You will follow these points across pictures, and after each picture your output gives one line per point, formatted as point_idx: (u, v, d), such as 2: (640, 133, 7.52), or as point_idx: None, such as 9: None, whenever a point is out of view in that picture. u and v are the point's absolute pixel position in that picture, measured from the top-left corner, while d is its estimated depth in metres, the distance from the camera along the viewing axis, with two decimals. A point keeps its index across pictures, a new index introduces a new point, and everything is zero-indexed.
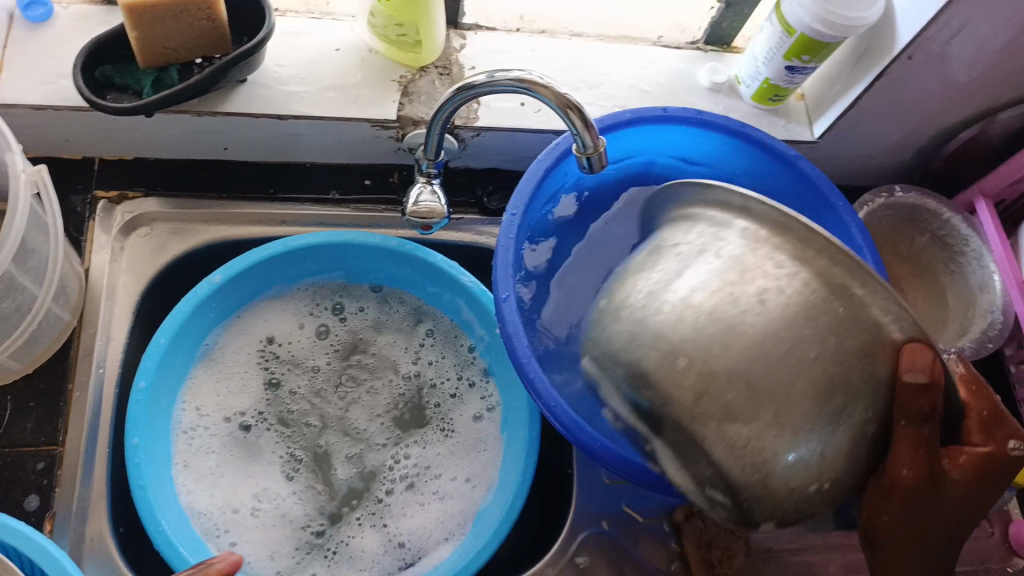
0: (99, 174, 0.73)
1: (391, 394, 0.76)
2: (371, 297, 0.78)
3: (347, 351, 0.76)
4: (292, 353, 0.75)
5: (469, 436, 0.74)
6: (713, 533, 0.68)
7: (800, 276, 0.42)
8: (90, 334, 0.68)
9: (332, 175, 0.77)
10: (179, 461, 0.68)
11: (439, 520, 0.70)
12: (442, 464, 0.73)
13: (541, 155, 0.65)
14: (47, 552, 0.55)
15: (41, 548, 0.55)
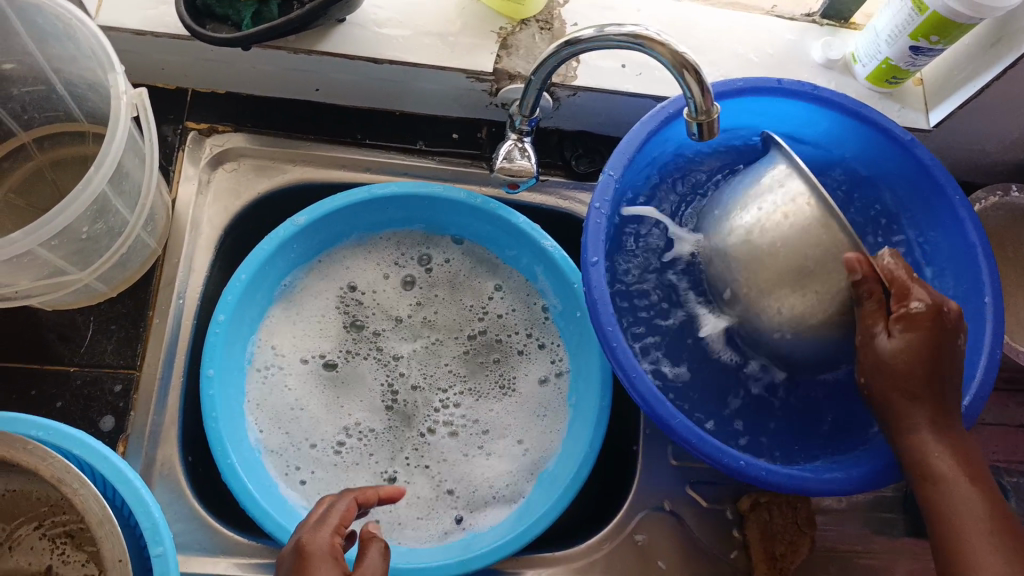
0: (191, 105, 0.73)
1: (465, 346, 0.75)
2: (453, 252, 0.77)
3: (426, 304, 0.75)
4: (373, 300, 0.75)
5: (532, 398, 0.73)
6: (779, 526, 0.66)
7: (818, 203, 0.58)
8: (173, 264, 0.69)
9: (420, 125, 0.76)
10: (250, 397, 0.68)
11: (500, 479, 0.69)
12: (508, 424, 0.72)
13: (645, 117, 0.62)
14: (120, 472, 0.53)
15: (116, 467, 0.54)
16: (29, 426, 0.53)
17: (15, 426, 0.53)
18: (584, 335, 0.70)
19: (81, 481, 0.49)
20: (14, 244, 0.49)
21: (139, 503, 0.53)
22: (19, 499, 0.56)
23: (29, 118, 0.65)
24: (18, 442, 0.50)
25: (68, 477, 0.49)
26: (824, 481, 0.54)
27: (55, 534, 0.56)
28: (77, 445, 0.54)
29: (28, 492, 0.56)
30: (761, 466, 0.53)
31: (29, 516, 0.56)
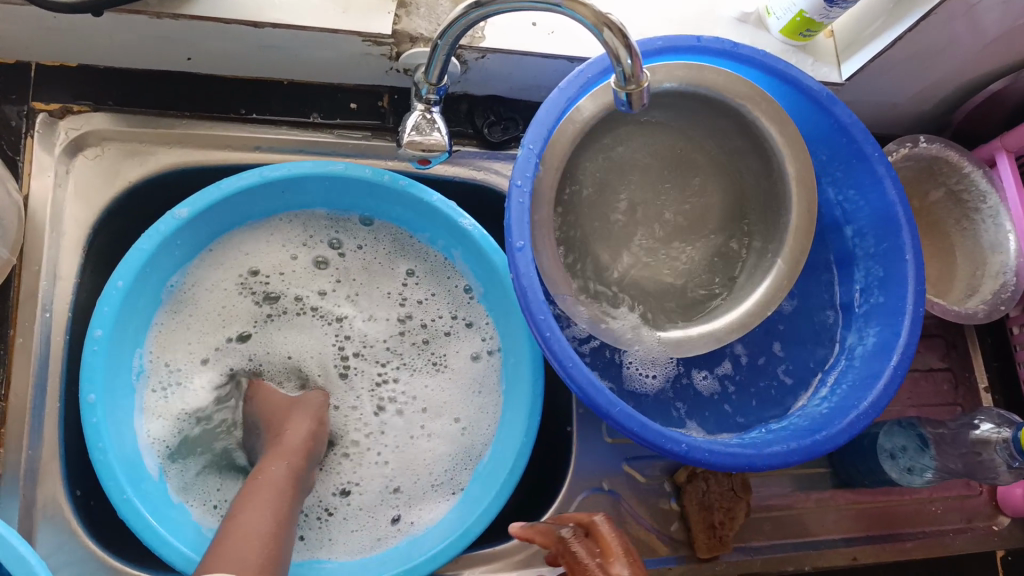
0: (36, 82, 0.62)
1: (386, 328, 0.70)
2: (364, 232, 0.70)
3: (344, 285, 0.69)
4: (285, 283, 0.68)
5: (465, 374, 0.69)
6: (715, 494, 0.65)
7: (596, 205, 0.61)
8: (33, 273, 0.59)
9: (314, 95, 0.68)
10: (151, 413, 0.62)
11: (439, 469, 0.67)
12: (439, 406, 0.69)
13: (563, 84, 0.58)
14: None
15: None
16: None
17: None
18: (508, 318, 0.66)
19: None
20: None
21: (18, 558, 0.48)
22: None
23: None
24: None
25: None
26: (764, 457, 0.55)
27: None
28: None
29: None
30: (703, 448, 0.53)
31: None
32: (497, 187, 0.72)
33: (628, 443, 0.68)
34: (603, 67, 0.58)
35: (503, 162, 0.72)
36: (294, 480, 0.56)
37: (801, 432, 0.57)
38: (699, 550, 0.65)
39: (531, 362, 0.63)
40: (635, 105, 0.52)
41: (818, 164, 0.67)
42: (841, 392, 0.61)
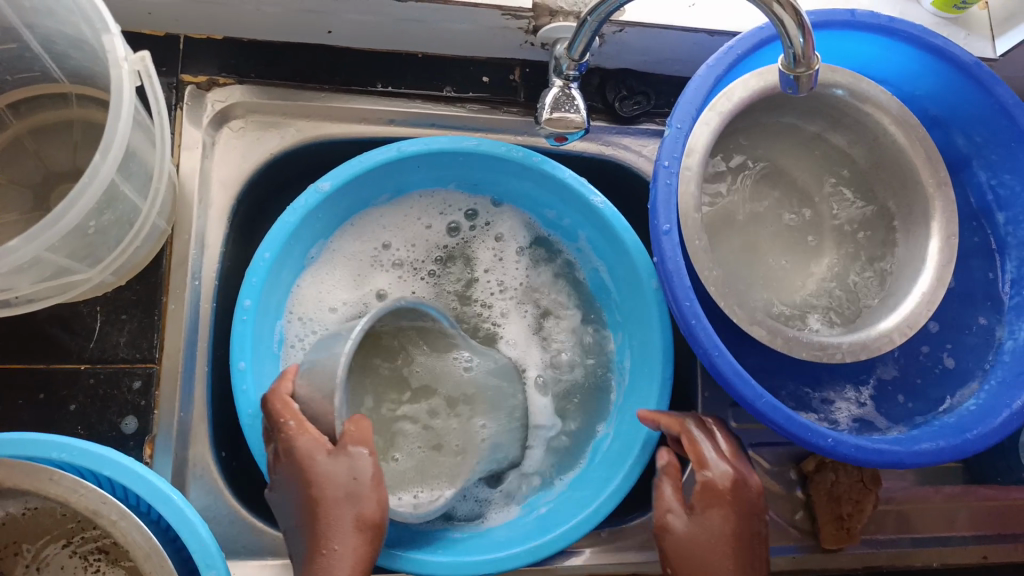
0: (185, 55, 0.63)
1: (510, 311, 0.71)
2: (492, 213, 0.71)
3: (464, 265, 0.71)
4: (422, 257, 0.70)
5: (584, 363, 0.70)
6: (844, 486, 0.64)
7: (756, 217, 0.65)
8: (184, 241, 0.61)
9: (446, 68, 0.67)
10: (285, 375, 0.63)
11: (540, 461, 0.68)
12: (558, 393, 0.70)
13: (712, 60, 0.56)
14: (160, 491, 0.50)
15: (155, 487, 0.50)
16: (50, 448, 0.49)
17: (40, 449, 0.49)
18: (637, 303, 0.65)
19: (121, 511, 0.47)
20: (17, 251, 0.43)
21: (186, 524, 0.50)
22: (38, 518, 0.54)
23: (0, 81, 0.56)
24: (44, 473, 0.47)
25: (106, 508, 0.47)
26: (913, 454, 0.53)
27: (87, 551, 0.55)
28: (101, 463, 0.50)
29: (50, 509, 0.54)
30: (850, 444, 0.52)
31: (54, 535, 0.55)
32: (630, 164, 0.70)
33: (754, 428, 0.67)
34: (754, 43, 0.56)
35: (633, 138, 0.70)
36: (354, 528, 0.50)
37: (950, 429, 0.56)
38: (825, 540, 0.65)
39: (662, 346, 0.62)
40: (801, 89, 0.51)
41: (970, 147, 0.63)
42: (989, 390, 0.58)
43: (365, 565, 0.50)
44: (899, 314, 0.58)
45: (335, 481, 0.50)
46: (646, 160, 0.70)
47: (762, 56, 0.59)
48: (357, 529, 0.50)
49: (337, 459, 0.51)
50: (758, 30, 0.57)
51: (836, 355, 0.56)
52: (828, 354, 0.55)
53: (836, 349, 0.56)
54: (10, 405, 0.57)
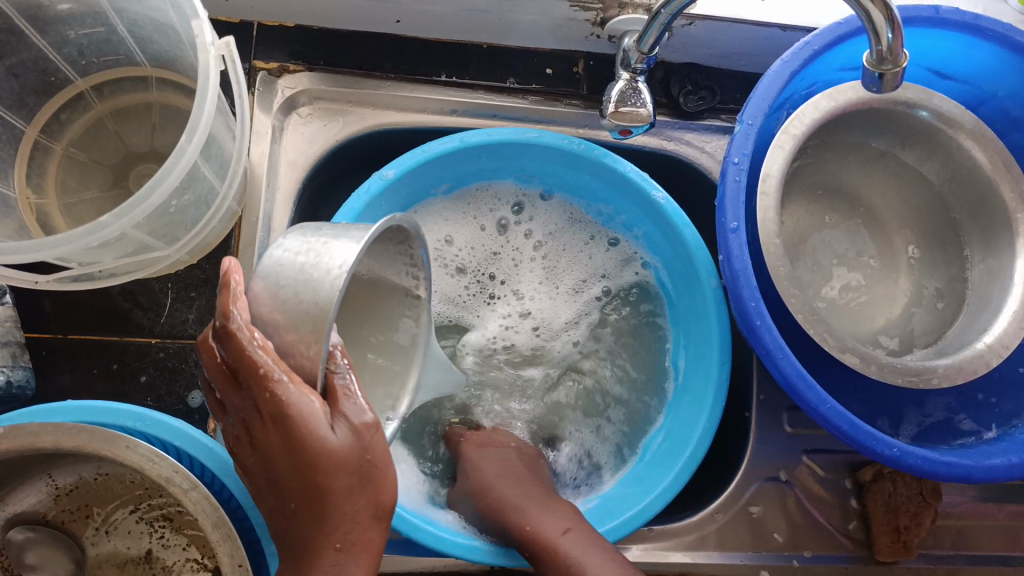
0: (257, 41, 0.65)
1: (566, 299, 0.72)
2: (540, 206, 0.72)
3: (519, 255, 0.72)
4: (481, 256, 0.71)
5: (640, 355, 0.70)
6: (902, 498, 0.63)
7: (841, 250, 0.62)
8: (251, 224, 0.63)
9: (509, 59, 0.67)
10: None
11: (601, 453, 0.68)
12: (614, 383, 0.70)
13: (787, 56, 0.55)
14: (224, 462, 0.52)
15: (219, 457, 0.52)
16: (128, 417, 0.52)
17: (119, 419, 0.52)
18: (696, 302, 0.64)
19: (191, 480, 0.47)
20: (106, 228, 0.45)
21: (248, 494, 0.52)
22: (109, 483, 0.57)
23: (86, 63, 0.59)
24: (121, 440, 0.47)
25: (177, 476, 0.47)
26: (981, 468, 0.51)
27: (152, 517, 0.58)
28: (173, 434, 0.52)
29: (120, 476, 0.57)
30: (917, 454, 0.51)
31: (123, 500, 0.58)
32: (687, 158, 0.69)
33: (810, 434, 0.66)
34: (830, 39, 0.55)
35: (695, 133, 0.68)
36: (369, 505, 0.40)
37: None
38: (880, 551, 0.63)
39: (721, 344, 0.61)
40: (885, 87, 0.50)
41: None
42: None
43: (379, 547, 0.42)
44: (991, 333, 0.55)
45: (340, 457, 0.38)
46: (708, 156, 0.69)
47: (834, 54, 0.57)
48: (374, 518, 0.41)
49: (330, 423, 0.37)
50: (835, 26, 0.55)
51: (932, 380, 0.53)
52: (924, 380, 0.53)
53: (932, 373, 0.53)
54: (85, 374, 0.60)
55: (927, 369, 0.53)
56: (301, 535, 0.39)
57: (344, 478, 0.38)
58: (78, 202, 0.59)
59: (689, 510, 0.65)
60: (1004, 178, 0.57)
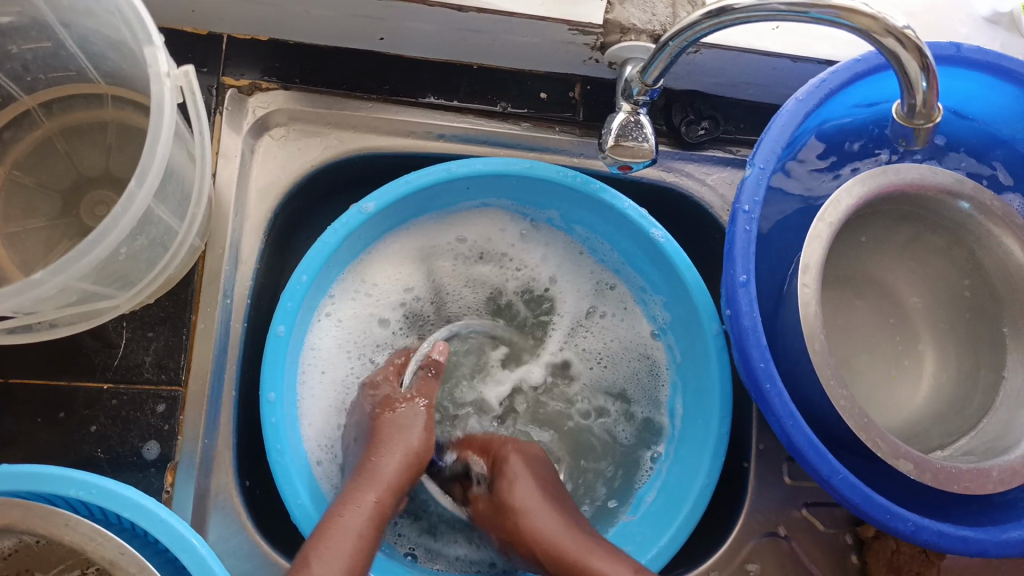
0: (227, 55, 0.59)
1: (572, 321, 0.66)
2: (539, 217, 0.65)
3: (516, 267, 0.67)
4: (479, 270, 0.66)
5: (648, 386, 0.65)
6: (905, 556, 0.60)
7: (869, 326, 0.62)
8: (217, 256, 0.57)
9: (501, 82, 0.63)
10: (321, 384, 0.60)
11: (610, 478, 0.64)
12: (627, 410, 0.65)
13: (802, 94, 0.51)
14: (177, 536, 0.46)
15: (172, 532, 0.46)
16: (66, 483, 0.46)
17: (55, 487, 0.46)
18: (696, 347, 0.60)
19: (140, 563, 0.44)
20: (40, 285, 0.40)
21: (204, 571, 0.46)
22: (51, 547, 0.48)
23: (33, 79, 0.53)
24: (59, 517, 0.44)
25: (125, 558, 0.44)
26: (999, 543, 0.48)
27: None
28: (115, 502, 0.46)
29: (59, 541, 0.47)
30: (932, 530, 0.48)
31: (67, 564, 0.49)
32: (687, 192, 0.65)
33: (811, 486, 0.62)
34: (849, 77, 0.51)
35: (696, 164, 0.64)
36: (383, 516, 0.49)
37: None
38: None
39: (721, 397, 0.57)
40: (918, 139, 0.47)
41: None
42: None
43: (384, 516, 0.49)
44: None
45: (399, 438, 0.53)
46: (710, 190, 0.65)
47: (855, 90, 0.54)
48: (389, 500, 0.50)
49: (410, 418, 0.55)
50: (854, 63, 0.51)
51: (987, 486, 0.49)
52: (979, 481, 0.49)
53: (986, 477, 0.49)
54: (28, 423, 0.54)
55: (982, 475, 0.49)
56: (326, 520, 0.47)
57: (396, 444, 0.52)
58: (19, 233, 0.52)
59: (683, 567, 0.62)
60: None
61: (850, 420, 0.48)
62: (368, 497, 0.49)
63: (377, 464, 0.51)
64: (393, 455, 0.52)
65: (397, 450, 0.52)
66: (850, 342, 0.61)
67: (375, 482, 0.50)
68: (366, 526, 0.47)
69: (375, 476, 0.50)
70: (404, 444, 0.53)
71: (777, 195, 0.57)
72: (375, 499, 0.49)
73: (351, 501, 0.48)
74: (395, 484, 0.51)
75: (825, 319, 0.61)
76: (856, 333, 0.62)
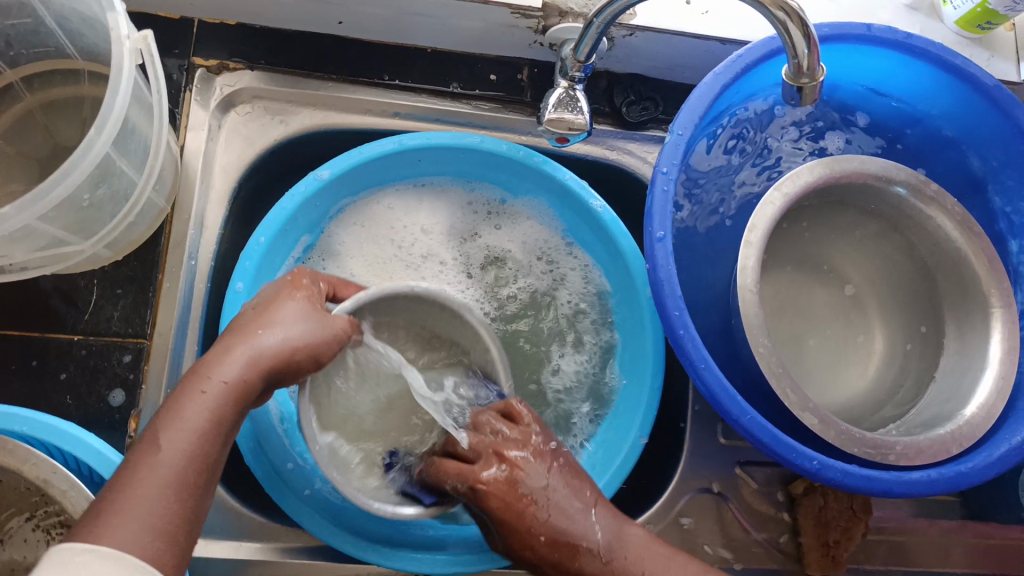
0: (197, 38, 0.65)
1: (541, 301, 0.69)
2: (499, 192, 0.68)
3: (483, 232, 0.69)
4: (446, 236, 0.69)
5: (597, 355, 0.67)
6: (833, 512, 0.62)
7: (835, 309, 0.66)
8: (183, 221, 0.62)
9: (453, 64, 0.67)
10: None
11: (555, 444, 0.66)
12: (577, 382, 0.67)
13: (718, 68, 0.54)
14: (118, 469, 0.50)
15: (113, 465, 0.50)
16: (14, 420, 0.50)
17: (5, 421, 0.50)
18: (630, 311, 0.64)
19: (70, 482, 0.48)
20: (8, 220, 0.44)
21: None
22: (3, 490, 0.50)
23: (15, 55, 0.58)
24: None
25: (56, 477, 0.48)
26: (903, 483, 0.50)
27: (49, 525, 0.51)
28: (62, 438, 0.50)
29: (13, 482, 0.50)
30: (837, 468, 0.50)
31: (18, 507, 0.51)
32: (631, 169, 0.69)
33: (744, 446, 0.66)
34: (763, 54, 0.55)
35: (638, 143, 0.69)
36: (251, 400, 0.42)
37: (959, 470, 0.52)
38: (810, 565, 0.63)
39: (654, 355, 0.61)
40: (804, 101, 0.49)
41: (987, 170, 0.61)
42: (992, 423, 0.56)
43: (253, 397, 0.42)
44: (957, 420, 0.54)
45: (278, 301, 0.46)
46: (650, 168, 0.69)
47: (770, 67, 0.58)
48: (263, 372, 0.43)
49: (300, 294, 0.47)
50: (767, 40, 0.55)
51: (889, 456, 0.53)
52: (880, 454, 0.53)
53: (889, 449, 0.53)
54: (3, 370, 0.58)
55: (885, 445, 0.53)
56: (168, 404, 0.40)
57: (286, 309, 0.46)
58: (1, 194, 0.57)
59: (620, 522, 0.65)
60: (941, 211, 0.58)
61: (766, 367, 0.53)
62: (230, 362, 0.42)
63: (246, 331, 0.44)
64: (278, 327, 0.44)
65: (284, 322, 0.45)
66: (802, 319, 0.65)
67: (235, 343, 0.43)
68: (230, 404, 0.41)
69: (240, 335, 0.43)
70: (305, 328, 0.45)
71: (704, 168, 0.62)
72: (246, 375, 0.42)
73: (202, 373, 0.41)
74: (278, 364, 0.43)
75: (785, 297, 0.66)
76: (818, 312, 0.66)
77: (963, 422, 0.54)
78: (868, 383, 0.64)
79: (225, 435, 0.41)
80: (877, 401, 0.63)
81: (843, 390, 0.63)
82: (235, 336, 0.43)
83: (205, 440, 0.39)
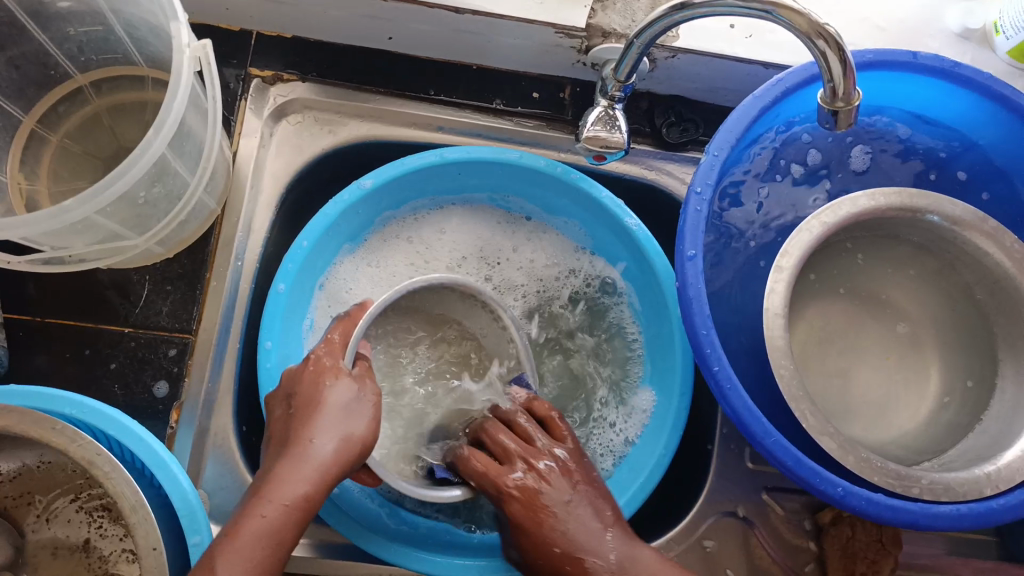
0: (255, 49, 0.68)
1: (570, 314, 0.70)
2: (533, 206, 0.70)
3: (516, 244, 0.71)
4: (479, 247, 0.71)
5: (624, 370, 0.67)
6: (861, 544, 0.61)
7: (881, 342, 0.65)
8: (232, 223, 0.65)
9: (498, 81, 0.69)
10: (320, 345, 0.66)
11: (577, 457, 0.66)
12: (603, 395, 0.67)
13: (758, 91, 0.55)
14: (157, 456, 0.53)
15: (152, 451, 0.53)
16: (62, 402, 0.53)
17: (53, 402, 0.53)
18: (659, 328, 0.65)
19: (112, 465, 0.49)
20: (69, 213, 0.47)
21: (178, 490, 0.52)
22: (51, 472, 0.53)
23: (86, 60, 0.62)
24: (48, 423, 0.50)
25: (100, 459, 0.49)
26: (930, 515, 0.49)
27: (92, 508, 0.54)
28: (104, 421, 0.53)
29: (63, 463, 0.54)
30: (862, 496, 0.49)
31: (64, 489, 0.54)
32: (669, 189, 0.69)
33: (771, 472, 0.65)
34: (804, 78, 0.55)
35: (676, 163, 0.69)
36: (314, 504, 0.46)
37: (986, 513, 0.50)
38: None
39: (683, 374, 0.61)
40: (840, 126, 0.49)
41: None
42: None
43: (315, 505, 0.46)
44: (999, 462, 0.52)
45: (330, 405, 0.50)
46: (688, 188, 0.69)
47: (811, 91, 0.58)
48: (317, 476, 0.46)
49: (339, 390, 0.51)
50: (808, 65, 0.55)
51: (914, 491, 0.51)
52: (904, 486, 0.51)
53: (914, 481, 0.51)
54: (58, 357, 0.62)
55: (910, 479, 0.51)
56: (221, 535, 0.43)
57: (335, 419, 0.49)
58: (66, 191, 0.61)
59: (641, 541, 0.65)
60: (985, 241, 0.57)
61: (783, 389, 0.53)
62: (282, 479, 0.45)
63: (296, 441, 0.47)
64: (325, 441, 0.48)
65: (333, 432, 0.48)
66: (839, 349, 0.64)
67: (292, 452, 0.47)
68: (286, 514, 0.44)
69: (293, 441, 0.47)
70: (346, 430, 0.49)
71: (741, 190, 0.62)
72: (302, 482, 0.46)
73: (260, 494, 0.45)
74: (331, 464, 0.47)
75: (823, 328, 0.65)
76: (861, 343, 0.65)
77: (1005, 466, 0.51)
78: (909, 420, 0.62)
79: (288, 537, 0.44)
80: (915, 439, 0.61)
81: (888, 428, 0.61)
82: (290, 451, 0.47)
83: (271, 547, 0.43)
